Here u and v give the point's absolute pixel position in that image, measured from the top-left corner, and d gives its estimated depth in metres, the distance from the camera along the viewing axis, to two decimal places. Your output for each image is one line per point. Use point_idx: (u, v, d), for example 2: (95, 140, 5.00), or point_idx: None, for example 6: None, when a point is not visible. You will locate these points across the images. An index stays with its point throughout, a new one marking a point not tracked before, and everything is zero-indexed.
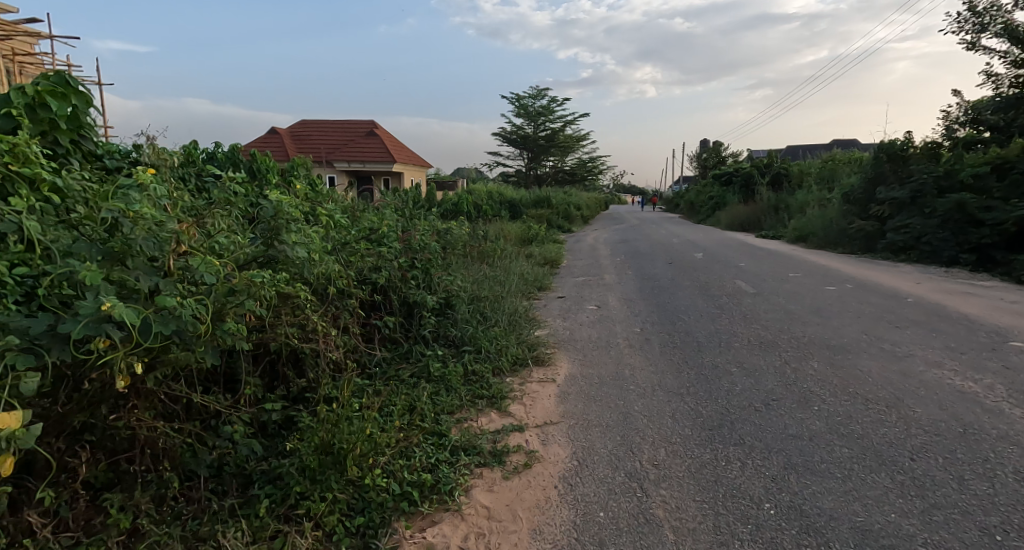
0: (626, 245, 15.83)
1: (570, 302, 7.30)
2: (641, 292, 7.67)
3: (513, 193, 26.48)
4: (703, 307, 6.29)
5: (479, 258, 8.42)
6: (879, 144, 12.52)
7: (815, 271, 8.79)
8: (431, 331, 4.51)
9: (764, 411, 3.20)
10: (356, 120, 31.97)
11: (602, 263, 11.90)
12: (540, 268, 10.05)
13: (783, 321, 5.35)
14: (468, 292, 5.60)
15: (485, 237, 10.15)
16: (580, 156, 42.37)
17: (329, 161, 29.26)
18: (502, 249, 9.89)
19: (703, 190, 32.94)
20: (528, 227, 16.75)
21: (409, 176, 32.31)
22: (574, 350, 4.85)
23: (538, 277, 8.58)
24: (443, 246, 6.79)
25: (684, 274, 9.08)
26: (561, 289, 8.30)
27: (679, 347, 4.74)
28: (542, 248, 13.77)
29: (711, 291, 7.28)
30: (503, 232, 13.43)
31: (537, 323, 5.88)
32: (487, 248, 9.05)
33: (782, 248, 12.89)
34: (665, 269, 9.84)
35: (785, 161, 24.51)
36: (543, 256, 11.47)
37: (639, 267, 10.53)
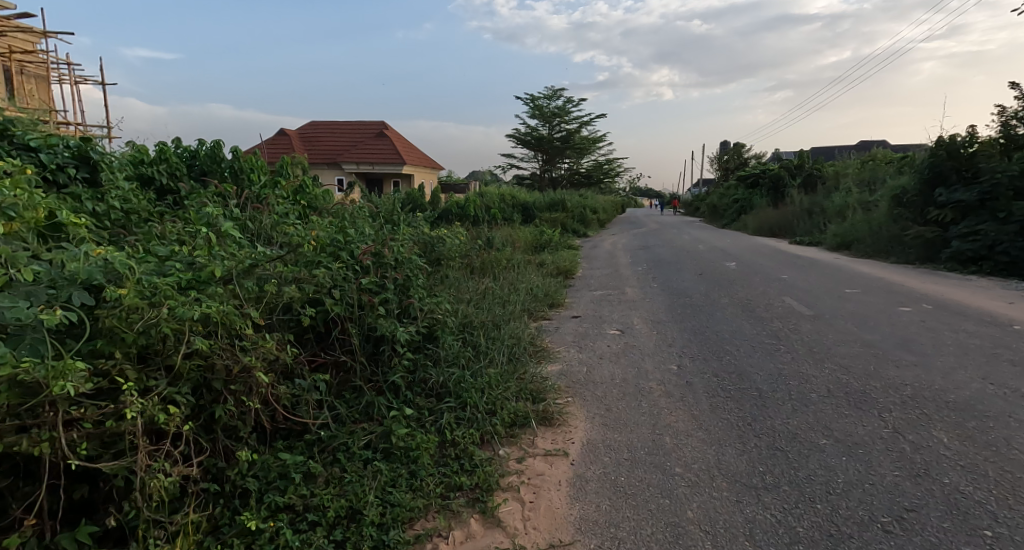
0: (647, 252, 14.62)
1: (588, 323, 6.18)
2: (673, 310, 6.52)
3: (527, 196, 25.42)
4: (752, 335, 5.13)
5: (481, 270, 7.30)
6: (937, 142, 11.27)
7: (874, 287, 7.58)
8: (402, 376, 3.39)
9: (901, 537, 2.05)
10: (366, 121, 31.14)
11: (623, 272, 10.73)
12: (554, 279, 8.93)
13: (863, 358, 4.20)
14: (461, 317, 4.50)
15: (491, 245, 9.03)
16: (597, 158, 41.21)
17: (338, 162, 28.38)
18: (513, 259, 8.76)
19: (726, 194, 31.56)
20: (542, 231, 15.58)
21: (420, 178, 31.36)
22: (592, 398, 3.72)
23: (551, 291, 7.47)
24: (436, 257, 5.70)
25: (720, 288, 7.86)
26: (577, 306, 7.20)
27: (735, 397, 3.58)
28: (555, 254, 12.61)
29: (756, 311, 6.14)
30: (514, 239, 12.30)
31: (547, 354, 4.77)
32: (493, 258, 7.96)
33: (825, 257, 11.64)
34: (696, 282, 8.66)
35: (816, 163, 23.23)
36: (557, 265, 10.32)
37: (664, 278, 9.38)
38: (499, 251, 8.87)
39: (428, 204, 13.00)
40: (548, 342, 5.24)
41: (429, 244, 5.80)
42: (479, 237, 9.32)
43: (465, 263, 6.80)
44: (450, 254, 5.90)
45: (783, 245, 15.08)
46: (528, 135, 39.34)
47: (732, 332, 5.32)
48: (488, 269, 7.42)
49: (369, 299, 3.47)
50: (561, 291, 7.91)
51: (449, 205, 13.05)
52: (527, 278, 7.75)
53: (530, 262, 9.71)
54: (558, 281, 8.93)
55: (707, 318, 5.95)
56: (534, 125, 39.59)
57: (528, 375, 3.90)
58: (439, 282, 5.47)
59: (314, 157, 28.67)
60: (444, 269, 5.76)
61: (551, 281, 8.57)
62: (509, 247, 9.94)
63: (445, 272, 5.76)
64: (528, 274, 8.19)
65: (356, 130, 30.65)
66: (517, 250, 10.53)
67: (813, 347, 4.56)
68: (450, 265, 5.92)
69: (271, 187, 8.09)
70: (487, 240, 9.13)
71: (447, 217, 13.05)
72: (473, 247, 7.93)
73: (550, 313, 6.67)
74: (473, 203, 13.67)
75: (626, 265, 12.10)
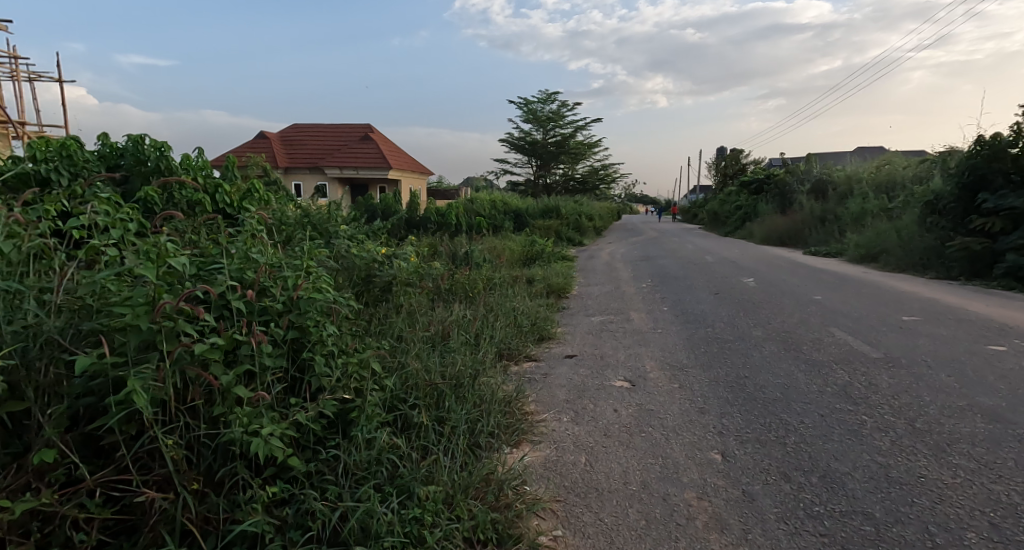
0: (650, 264, 13.27)
1: (585, 368, 4.74)
2: (694, 351, 5.09)
3: (520, 202, 24.13)
4: (814, 395, 3.70)
5: (453, 294, 5.90)
6: (978, 139, 9.92)
7: (936, 314, 6.15)
8: (269, 520, 1.99)
9: None
10: (351, 124, 29.83)
11: (624, 290, 9.37)
12: (544, 302, 7.52)
13: (1008, 449, 2.75)
14: (401, 383, 3.12)
15: (470, 261, 7.59)
16: (593, 163, 39.98)
17: (320, 167, 27.02)
18: (496, 277, 7.35)
19: (728, 200, 30.27)
20: (533, 241, 14.19)
21: (408, 184, 30.07)
22: (592, 531, 2.32)
23: (539, 321, 6.04)
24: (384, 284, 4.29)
25: (744, 314, 6.49)
26: (571, 339, 5.77)
27: (836, 544, 2.13)
28: (548, 269, 11.24)
29: (803, 352, 4.72)
30: (501, 252, 10.88)
31: (527, 433, 3.35)
32: (470, 277, 6.53)
33: (853, 273, 10.27)
34: (713, 306, 7.25)
35: (825, 167, 21.97)
36: (548, 283, 8.94)
37: (674, 299, 7.99)
38: (478, 268, 7.42)
39: (406, 212, 11.59)
40: (530, 405, 3.80)
41: (376, 267, 4.38)
42: (456, 250, 7.89)
43: (428, 290, 5.37)
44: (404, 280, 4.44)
45: (799, 258, 13.70)
46: (522, 140, 38.11)
47: (783, 387, 3.89)
48: (463, 294, 6.00)
49: (212, 382, 2.02)
50: (553, 319, 6.49)
51: (429, 214, 11.62)
52: (512, 303, 6.32)
53: (517, 280, 8.28)
54: (549, 304, 7.50)
55: (744, 364, 4.54)
56: (528, 130, 38.32)
57: (491, 487, 2.49)
58: (382, 323, 4.05)
59: (295, 162, 27.33)
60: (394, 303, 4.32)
61: (540, 304, 7.13)
62: (493, 263, 8.52)
63: (395, 307, 4.33)
64: (515, 297, 6.77)
65: (340, 133, 29.25)
66: (502, 265, 9.11)
67: (917, 424, 3.12)
68: (405, 295, 4.48)
69: (202, 194, 6.67)
70: (464, 254, 7.72)
71: (426, 227, 11.64)
72: (444, 266, 6.51)
73: (537, 352, 5.23)
74: (456, 211, 12.30)
75: (627, 280, 10.70)
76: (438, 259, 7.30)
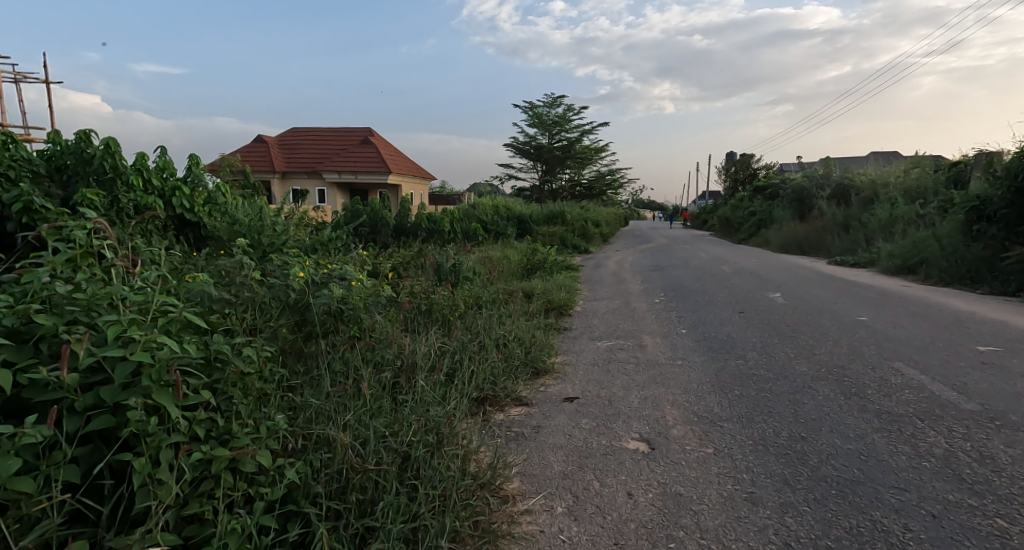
0: (661, 275, 12.23)
1: (587, 418, 3.71)
2: (726, 394, 4.05)
3: (524, 208, 23.22)
4: (910, 474, 2.68)
5: (429, 320, 4.93)
6: None
7: (1017, 344, 5.13)
8: None
9: None
10: (351, 128, 28.94)
11: (634, 306, 8.36)
12: (542, 324, 6.52)
13: None
14: (309, 477, 2.08)
15: (457, 278, 6.60)
16: (600, 169, 39.09)
17: (318, 172, 26.13)
18: (485, 296, 6.33)
19: (740, 206, 29.23)
20: (535, 249, 13.16)
21: (408, 189, 29.22)
22: None
23: (533, 353, 5.03)
24: (321, 318, 3.25)
25: (780, 341, 5.45)
26: (572, 374, 4.75)
27: None
28: (549, 281, 10.23)
29: (870, 400, 3.69)
30: (498, 265, 9.88)
31: (501, 538, 2.32)
32: (454, 298, 5.54)
33: (891, 289, 9.23)
34: (740, 329, 6.20)
35: (845, 173, 20.96)
36: (548, 299, 7.94)
37: (693, 319, 6.96)
38: (465, 286, 6.42)
39: (394, 219, 10.60)
40: (512, 482, 2.79)
41: (312, 291, 3.35)
42: (442, 263, 6.90)
43: (395, 316, 4.38)
44: (356, 309, 3.41)
45: (824, 270, 12.64)
46: (527, 144, 37.26)
47: (861, 460, 2.87)
48: (440, 321, 4.99)
49: None
50: (552, 347, 5.47)
51: (419, 221, 10.63)
52: (501, 328, 5.31)
53: (512, 298, 7.26)
54: (546, 327, 6.50)
55: (796, 415, 3.51)
56: (533, 134, 37.41)
57: None
58: (310, 368, 3.04)
59: (292, 167, 26.51)
60: (338, 338, 3.29)
61: (536, 327, 6.13)
62: (486, 279, 7.52)
63: (338, 344, 3.31)
64: (507, 320, 5.77)
65: (340, 137, 28.39)
66: (497, 280, 8.12)
67: None
68: (361, 327, 3.47)
69: (148, 198, 5.75)
70: (451, 268, 6.73)
71: (417, 235, 10.65)
72: (421, 284, 5.51)
73: (528, 394, 4.21)
74: (451, 219, 11.30)
75: (637, 294, 9.67)
76: (419, 277, 6.32)
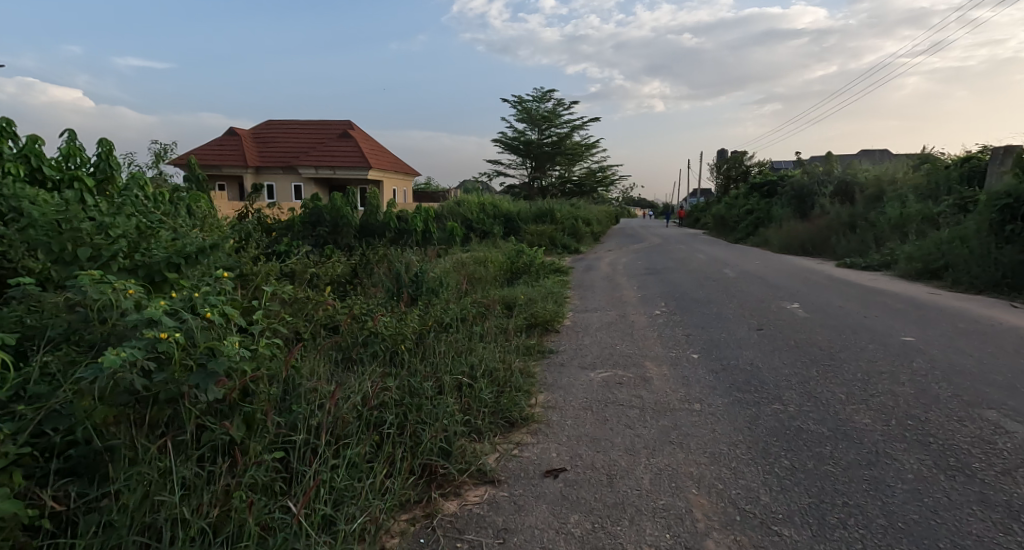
0: (657, 280, 11.15)
1: (580, 512, 2.55)
2: (770, 465, 2.91)
3: (512, 205, 22.08)
4: None
5: (372, 357, 3.78)
6: None
7: None
8: None
9: None
10: (330, 121, 27.55)
11: (630, 320, 7.24)
12: (521, 350, 5.36)
13: None
14: None
15: (414, 300, 5.40)
16: (591, 166, 38.03)
17: (294, 167, 24.77)
18: (449, 318, 5.14)
19: (736, 204, 28.19)
20: (520, 251, 11.98)
21: (391, 186, 27.97)
22: None
23: (505, 397, 3.88)
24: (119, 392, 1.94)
25: (820, 376, 4.31)
26: (557, 429, 3.60)
27: None
28: (534, 288, 9.10)
29: (988, 487, 2.57)
30: (475, 272, 8.68)
31: None
32: (406, 324, 4.34)
33: (921, 298, 8.16)
34: (764, 354, 5.07)
35: (847, 170, 19.99)
36: (532, 313, 6.81)
37: (703, 338, 5.84)
38: (425, 307, 5.23)
39: (358, 218, 9.37)
40: None
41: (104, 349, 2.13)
42: (398, 276, 5.72)
43: (304, 365, 3.22)
44: (183, 372, 2.09)
45: (835, 274, 11.61)
46: (516, 140, 36.07)
47: None
48: (384, 358, 3.83)
49: None
50: (528, 385, 4.30)
51: (387, 220, 9.40)
52: (464, 365, 4.16)
53: (486, 314, 6.08)
54: (525, 355, 5.33)
55: (888, 516, 2.38)
56: (522, 130, 36.21)
57: None
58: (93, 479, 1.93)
59: (267, 162, 25.13)
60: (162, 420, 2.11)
61: (512, 356, 4.95)
62: (456, 290, 6.33)
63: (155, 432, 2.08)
64: (476, 351, 4.60)
65: (318, 130, 27.00)
66: (471, 292, 6.94)
67: None
68: (226, 391, 2.21)
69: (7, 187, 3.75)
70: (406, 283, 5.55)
71: (386, 236, 9.42)
72: (360, 308, 4.31)
73: (493, 466, 3.08)
74: (425, 218, 10.10)
75: (633, 303, 8.55)
76: (362, 297, 5.12)
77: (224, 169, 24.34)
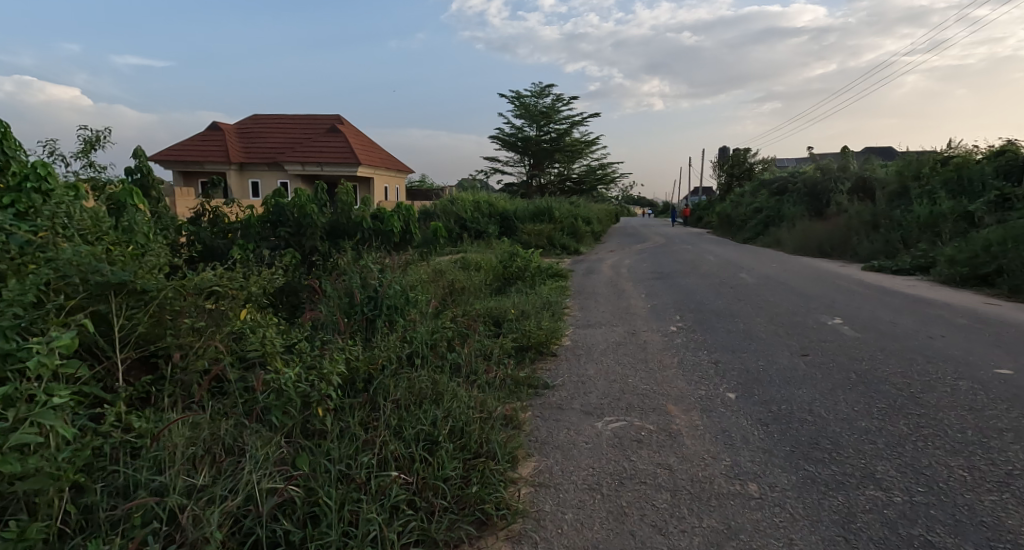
0: (667, 287, 9.99)
1: None
2: None
3: (508, 204, 20.88)
4: None
5: (279, 426, 2.63)
6: None
7: None
8: None
9: None
10: (318, 116, 26.28)
11: (641, 338, 6.08)
12: (507, 390, 4.20)
13: None
14: None
15: (354, 328, 4.14)
16: (591, 163, 36.85)
17: (279, 163, 23.52)
18: (405, 349, 3.96)
19: (742, 203, 27.04)
20: (514, 253, 10.77)
21: (383, 183, 26.78)
22: None
23: (477, 474, 2.73)
24: None
25: (919, 434, 3.14)
26: (553, 531, 2.45)
27: None
28: (528, 298, 7.95)
29: None
30: (458, 284, 7.44)
31: None
32: (337, 366, 3.17)
33: (982, 309, 7.01)
34: (822, 394, 3.91)
35: (865, 167, 18.83)
36: (525, 333, 5.65)
37: (737, 369, 4.66)
38: (371, 337, 4.02)
39: (325, 216, 8.08)
40: None
41: None
42: (348, 292, 4.48)
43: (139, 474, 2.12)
44: None
45: (866, 280, 10.44)
46: (513, 136, 34.87)
47: None
48: (286, 428, 2.63)
49: None
50: (511, 447, 3.14)
51: (360, 218, 8.09)
52: (414, 425, 3.00)
53: (461, 342, 4.87)
54: (510, 397, 4.16)
55: None
56: (520, 126, 35.02)
57: None
58: None
59: (251, 157, 23.88)
60: None
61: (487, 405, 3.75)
62: (427, 307, 5.09)
63: None
64: (442, 401, 3.43)
65: (305, 125, 25.71)
66: (449, 310, 5.72)
67: None
68: None
69: None
70: (356, 297, 4.33)
71: (358, 238, 8.17)
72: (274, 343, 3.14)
73: None
74: (407, 216, 8.79)
75: (643, 316, 7.37)
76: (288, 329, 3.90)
77: (206, 165, 23.08)
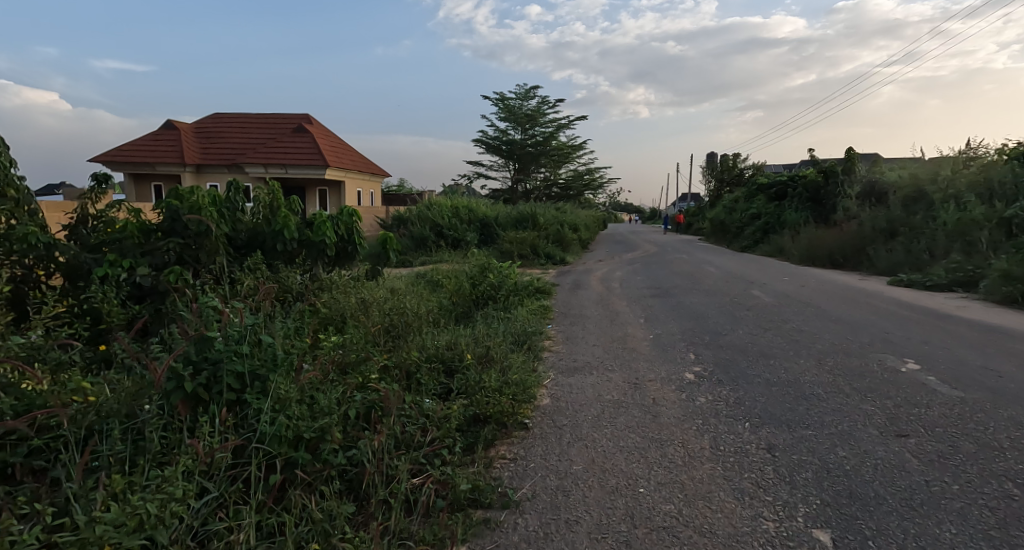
0: (672, 308, 8.25)
1: None
2: None
3: (487, 209, 19.16)
4: None
5: None
6: None
7: None
8: None
9: None
10: (285, 114, 24.35)
11: (648, 394, 4.37)
12: (437, 530, 2.49)
13: None
14: None
15: (139, 431, 2.30)
16: (578, 168, 35.28)
17: (239, 165, 21.56)
18: (200, 497, 2.17)
19: (737, 210, 25.55)
20: (487, 266, 9.01)
21: (355, 187, 24.91)
22: None
23: None
24: None
25: None
26: None
27: None
28: (498, 328, 6.23)
29: None
30: (399, 319, 5.65)
31: None
32: None
33: None
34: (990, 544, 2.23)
35: (874, 169, 17.37)
36: (483, 397, 3.89)
37: (811, 469, 2.95)
38: (143, 453, 2.19)
39: (231, 223, 6.20)
40: None
41: None
42: (154, 360, 2.70)
43: None
44: None
45: (902, 299, 8.85)
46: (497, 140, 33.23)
47: None
48: None
49: None
50: None
51: (279, 225, 6.23)
52: None
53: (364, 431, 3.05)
54: (439, 543, 2.42)
55: None
56: (504, 129, 33.38)
57: None
58: None
59: (209, 158, 21.89)
60: None
61: None
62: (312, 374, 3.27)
63: None
64: None
65: (269, 124, 23.71)
66: (365, 371, 3.90)
67: None
68: None
69: None
70: (151, 367, 2.45)
71: (282, 251, 6.33)
72: None
73: None
74: (346, 223, 6.90)
75: (647, 354, 5.65)
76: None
77: (157, 167, 21.04)
